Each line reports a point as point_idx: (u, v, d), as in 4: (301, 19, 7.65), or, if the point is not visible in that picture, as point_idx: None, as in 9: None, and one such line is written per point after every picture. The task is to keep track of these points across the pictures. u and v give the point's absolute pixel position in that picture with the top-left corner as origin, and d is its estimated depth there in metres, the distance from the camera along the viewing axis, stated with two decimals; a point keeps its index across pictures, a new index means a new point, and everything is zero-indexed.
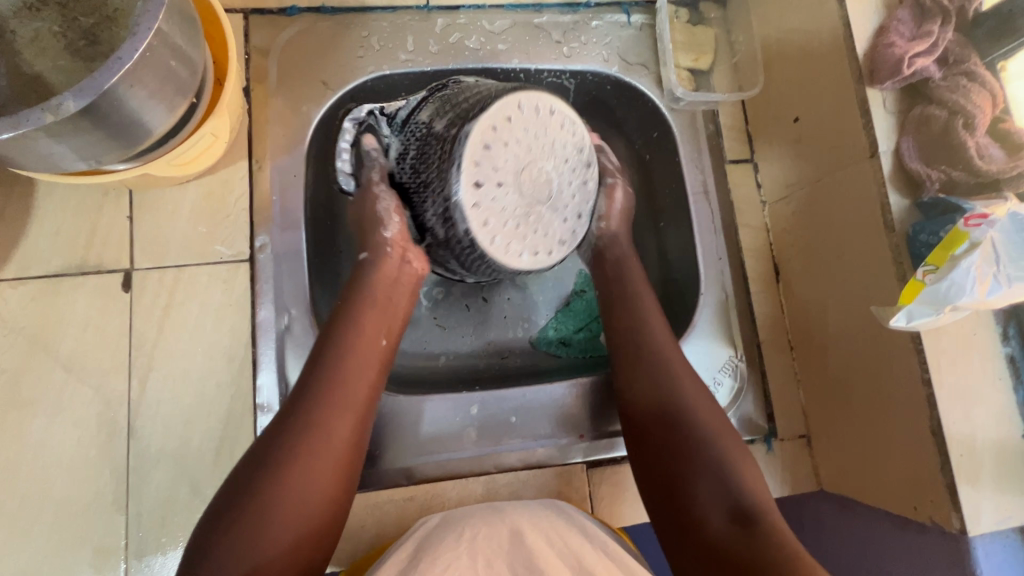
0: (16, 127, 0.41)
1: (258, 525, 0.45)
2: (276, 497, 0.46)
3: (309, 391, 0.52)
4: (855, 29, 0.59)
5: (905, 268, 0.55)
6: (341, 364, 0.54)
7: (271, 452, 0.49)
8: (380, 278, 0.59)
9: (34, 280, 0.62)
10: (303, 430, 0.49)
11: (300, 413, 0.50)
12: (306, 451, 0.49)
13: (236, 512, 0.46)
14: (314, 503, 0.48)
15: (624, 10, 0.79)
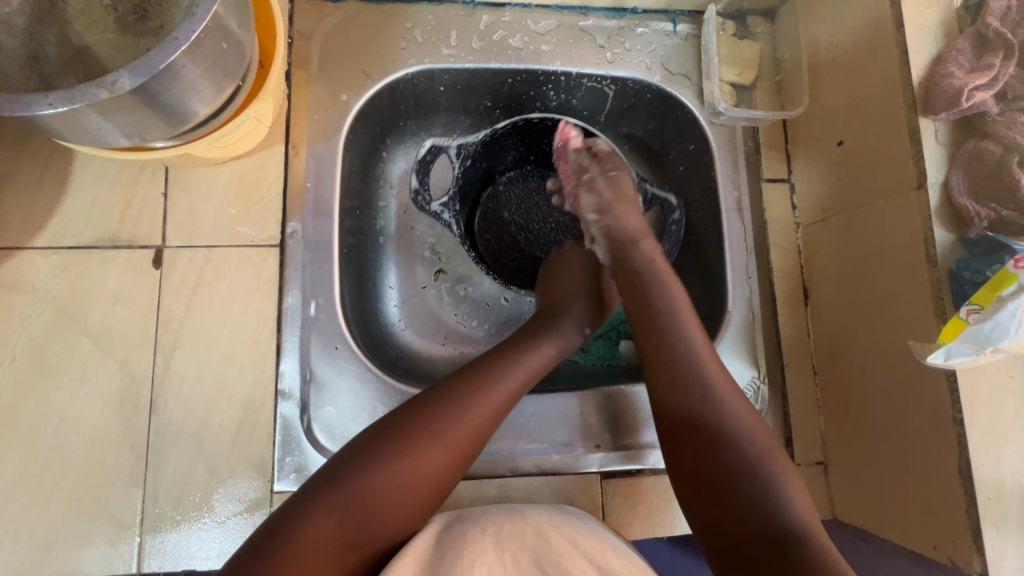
0: (69, 101, 0.41)
1: (379, 509, 0.49)
2: (398, 491, 0.49)
3: (456, 414, 0.54)
4: (912, 56, 0.58)
5: (945, 305, 0.54)
6: (494, 402, 0.56)
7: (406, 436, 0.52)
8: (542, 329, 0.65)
9: (66, 250, 0.62)
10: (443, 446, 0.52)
11: (445, 425, 0.53)
12: (437, 466, 0.52)
13: (361, 485, 0.49)
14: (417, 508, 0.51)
15: (671, 18, 0.78)
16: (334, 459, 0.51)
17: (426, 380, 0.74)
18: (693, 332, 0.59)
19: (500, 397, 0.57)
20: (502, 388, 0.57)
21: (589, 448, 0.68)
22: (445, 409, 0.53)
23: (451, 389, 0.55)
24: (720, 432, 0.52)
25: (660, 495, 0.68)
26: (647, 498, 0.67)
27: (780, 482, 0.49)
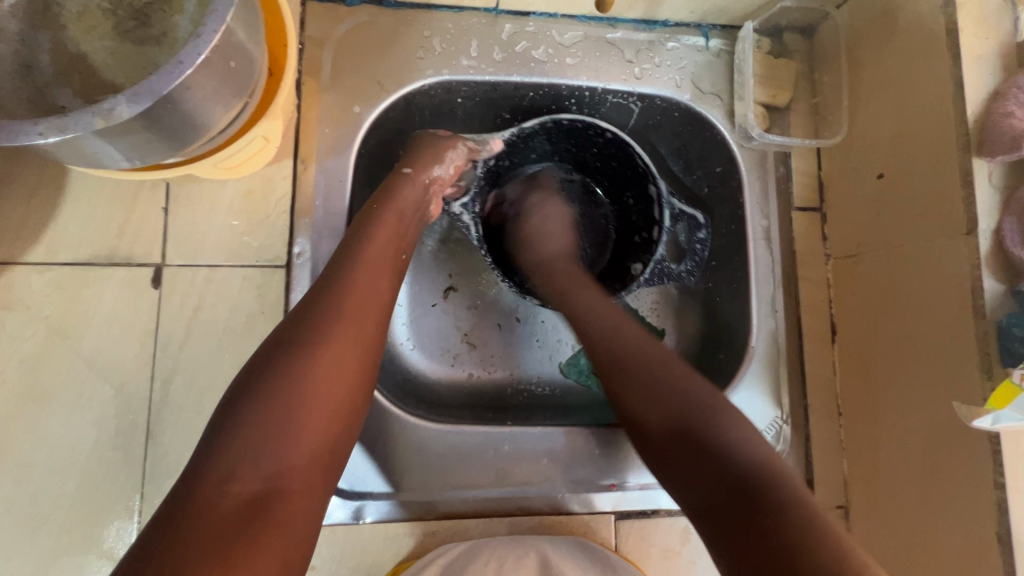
0: (62, 130, 0.37)
1: (292, 391, 0.40)
2: (311, 367, 0.41)
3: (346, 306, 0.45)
4: (967, 91, 0.54)
5: (992, 361, 0.51)
6: (368, 293, 0.47)
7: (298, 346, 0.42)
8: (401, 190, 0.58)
9: (60, 267, 0.59)
10: (338, 329, 0.43)
11: (326, 316, 0.44)
12: (339, 327, 0.43)
13: (257, 393, 0.39)
14: (343, 419, 0.42)
15: (703, 32, 0.74)
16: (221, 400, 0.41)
17: (434, 405, 0.71)
18: (611, 317, 0.56)
19: (371, 274, 0.49)
20: (365, 256, 0.49)
21: (603, 487, 0.65)
22: (320, 313, 0.44)
23: (318, 287, 0.46)
24: (662, 414, 0.47)
25: (675, 538, 0.65)
26: (661, 540, 0.65)
27: (736, 430, 0.44)
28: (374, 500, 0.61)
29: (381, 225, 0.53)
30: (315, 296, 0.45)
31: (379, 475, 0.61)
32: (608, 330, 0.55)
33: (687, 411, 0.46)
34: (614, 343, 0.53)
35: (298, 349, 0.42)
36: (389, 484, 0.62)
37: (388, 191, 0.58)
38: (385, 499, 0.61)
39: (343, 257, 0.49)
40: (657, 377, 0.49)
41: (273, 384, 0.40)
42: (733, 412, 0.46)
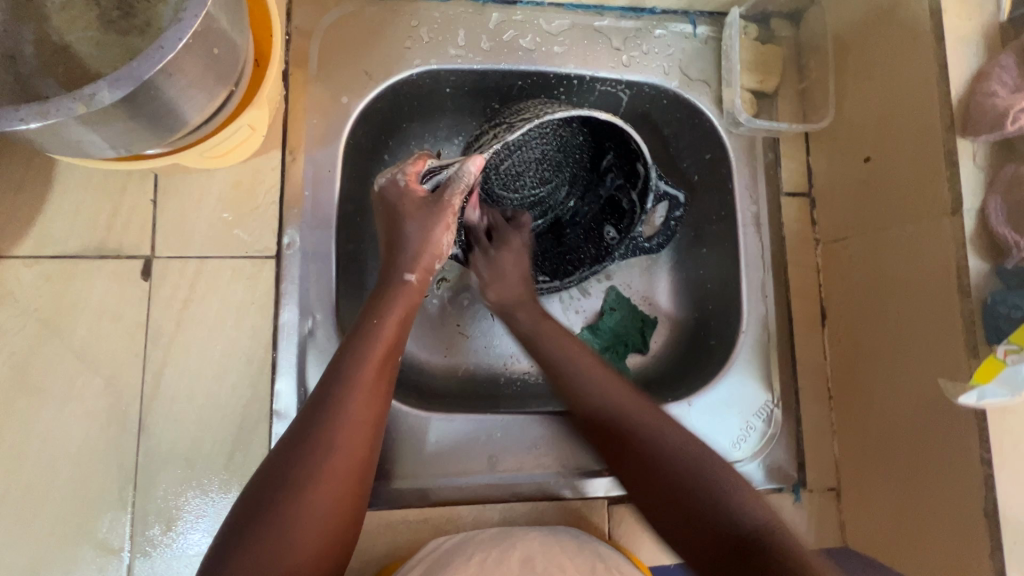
0: (44, 116, 0.38)
1: (286, 522, 0.43)
2: (303, 509, 0.44)
3: (334, 430, 0.47)
4: (951, 71, 0.55)
5: (977, 340, 0.52)
6: (360, 411, 0.49)
7: (286, 469, 0.45)
8: (403, 298, 0.56)
9: (49, 260, 0.59)
10: (335, 462, 0.46)
11: (321, 445, 0.46)
12: (335, 460, 0.46)
13: (257, 528, 0.43)
14: (336, 539, 0.46)
15: (691, 19, 0.74)
16: (228, 516, 0.45)
17: (426, 394, 0.71)
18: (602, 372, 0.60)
19: (370, 383, 0.50)
20: (361, 381, 0.49)
21: (596, 472, 0.65)
22: (315, 448, 0.46)
23: (314, 412, 0.48)
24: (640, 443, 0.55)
25: None
26: None
27: (723, 487, 0.50)
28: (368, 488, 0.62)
29: (380, 340, 0.53)
30: (315, 417, 0.47)
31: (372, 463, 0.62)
32: (610, 401, 0.58)
33: (670, 453, 0.53)
34: (618, 404, 0.57)
35: (285, 477, 0.45)
36: (382, 473, 0.62)
37: (387, 294, 0.56)
38: (379, 487, 0.62)
39: (343, 380, 0.49)
40: (618, 411, 0.57)
41: (271, 519, 0.43)
42: (723, 470, 0.52)
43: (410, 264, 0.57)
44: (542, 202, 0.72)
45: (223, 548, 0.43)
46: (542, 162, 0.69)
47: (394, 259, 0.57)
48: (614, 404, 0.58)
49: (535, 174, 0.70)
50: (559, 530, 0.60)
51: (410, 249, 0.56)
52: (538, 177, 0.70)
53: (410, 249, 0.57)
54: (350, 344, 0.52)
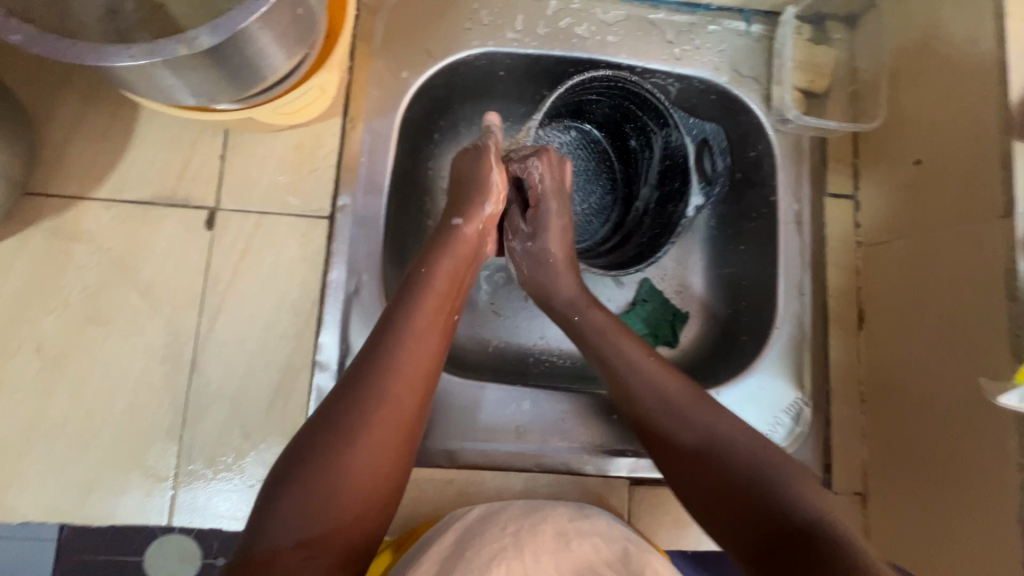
0: (148, 54, 0.41)
1: (334, 467, 0.45)
2: (352, 460, 0.46)
3: (385, 386, 0.49)
4: (1012, 75, 0.54)
5: (1021, 343, 0.51)
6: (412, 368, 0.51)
7: (337, 413, 0.47)
8: (456, 247, 0.60)
9: (124, 204, 0.64)
10: (381, 410, 0.48)
11: (373, 395, 0.48)
12: (387, 406, 0.49)
13: (308, 470, 0.45)
14: (382, 491, 0.48)
15: (745, 17, 0.75)
16: (279, 459, 0.47)
17: (457, 364, 0.73)
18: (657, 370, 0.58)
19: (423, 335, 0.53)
20: (414, 337, 0.52)
21: (620, 452, 0.66)
22: (365, 396, 0.48)
23: (369, 362, 0.50)
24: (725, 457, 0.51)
25: (686, 509, 0.66)
26: (674, 510, 0.66)
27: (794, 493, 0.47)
28: None
29: (432, 295, 0.56)
30: (366, 367, 0.50)
31: None
32: (667, 407, 0.55)
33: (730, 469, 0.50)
34: (720, 443, 0.52)
35: (337, 421, 0.47)
36: None
37: (441, 246, 0.60)
38: None
39: (396, 332, 0.52)
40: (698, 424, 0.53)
41: (321, 461, 0.45)
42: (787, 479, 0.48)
43: (462, 212, 0.62)
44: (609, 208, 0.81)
45: (274, 483, 0.46)
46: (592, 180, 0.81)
47: (449, 207, 0.64)
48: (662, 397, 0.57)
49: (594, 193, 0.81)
50: (572, 504, 0.60)
51: (463, 201, 0.63)
52: (583, 187, 0.81)
53: (468, 199, 0.63)
54: (407, 304, 0.54)
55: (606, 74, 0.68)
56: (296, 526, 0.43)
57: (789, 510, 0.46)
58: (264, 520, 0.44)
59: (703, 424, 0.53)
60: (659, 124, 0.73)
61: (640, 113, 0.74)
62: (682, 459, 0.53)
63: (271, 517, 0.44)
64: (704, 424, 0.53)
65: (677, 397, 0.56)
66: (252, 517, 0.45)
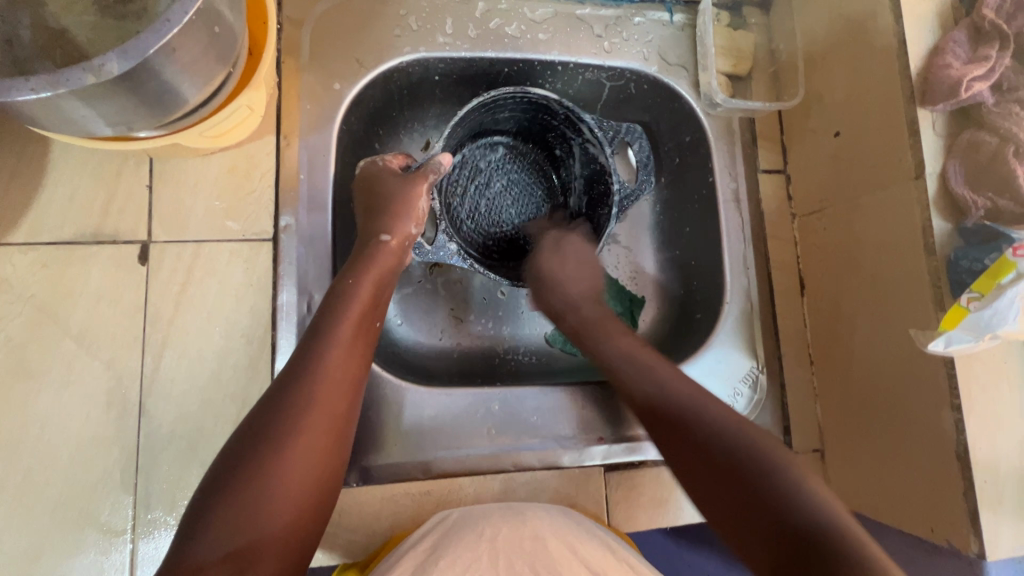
0: (53, 86, 0.38)
1: (260, 481, 0.45)
2: (278, 471, 0.45)
3: (308, 398, 0.49)
4: (910, 47, 0.59)
5: (943, 294, 0.55)
6: (337, 376, 0.51)
7: (264, 426, 0.47)
8: (382, 261, 0.60)
9: (44, 247, 0.59)
10: (309, 420, 0.48)
11: (298, 407, 0.48)
12: (314, 416, 0.48)
13: (233, 487, 0.44)
14: (311, 498, 0.47)
15: (667, 7, 0.77)
16: (204, 479, 0.46)
17: (423, 374, 0.73)
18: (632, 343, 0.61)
19: (347, 343, 0.53)
20: (337, 348, 0.52)
21: (593, 440, 0.67)
22: (290, 407, 0.48)
23: (292, 378, 0.50)
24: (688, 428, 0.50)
25: (662, 487, 0.67)
26: (650, 490, 0.67)
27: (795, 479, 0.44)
28: (364, 464, 0.63)
29: (356, 303, 0.56)
30: (291, 379, 0.50)
31: (371, 437, 0.63)
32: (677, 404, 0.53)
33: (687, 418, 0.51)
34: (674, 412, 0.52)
35: (263, 432, 0.46)
36: (383, 446, 0.63)
37: (364, 259, 0.60)
38: (381, 462, 0.63)
39: (320, 341, 0.52)
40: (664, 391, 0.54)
41: (247, 478, 0.44)
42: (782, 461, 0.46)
43: (388, 227, 0.62)
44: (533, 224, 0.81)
45: (199, 505, 0.44)
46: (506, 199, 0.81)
47: (372, 219, 0.62)
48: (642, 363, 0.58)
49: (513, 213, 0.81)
50: (549, 504, 0.61)
51: (387, 213, 0.62)
52: (512, 202, 0.81)
53: (388, 212, 0.62)
54: (332, 315, 0.54)
55: (507, 92, 0.70)
56: (219, 547, 0.42)
57: (799, 511, 0.42)
58: (184, 545, 0.42)
59: (693, 403, 0.52)
60: (581, 129, 0.72)
61: (554, 122, 0.75)
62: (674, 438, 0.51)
63: (193, 540, 0.42)
64: (693, 402, 0.52)
65: (656, 373, 0.56)
66: (177, 540, 0.43)
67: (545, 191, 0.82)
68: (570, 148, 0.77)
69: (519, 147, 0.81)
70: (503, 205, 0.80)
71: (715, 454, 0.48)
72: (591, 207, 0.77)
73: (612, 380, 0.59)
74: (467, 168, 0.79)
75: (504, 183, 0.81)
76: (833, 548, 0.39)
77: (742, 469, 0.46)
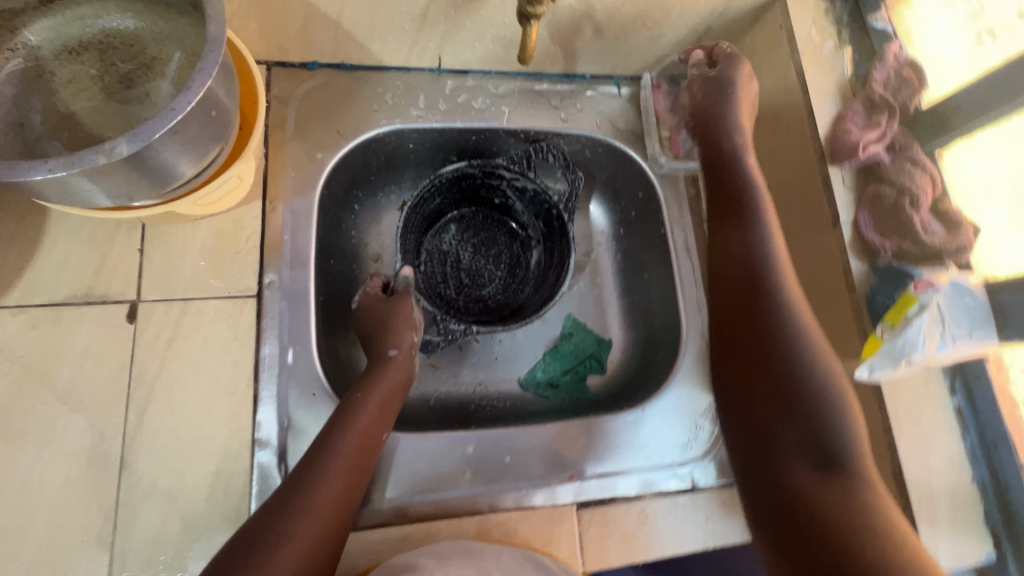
0: (68, 167, 0.43)
1: (263, 560, 0.47)
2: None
3: (305, 503, 0.51)
4: (818, 116, 0.69)
5: (865, 326, 0.62)
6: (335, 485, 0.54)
7: (261, 529, 0.49)
8: (390, 377, 0.66)
9: (36, 308, 0.62)
10: (313, 504, 0.52)
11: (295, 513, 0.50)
12: (309, 521, 0.51)
13: None
14: None
15: (615, 82, 0.87)
16: None
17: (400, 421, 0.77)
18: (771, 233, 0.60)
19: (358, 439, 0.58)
20: (342, 458, 0.56)
21: (564, 479, 0.70)
22: (288, 512, 0.50)
23: (294, 483, 0.53)
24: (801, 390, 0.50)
25: (634, 523, 0.69)
26: (621, 526, 0.69)
27: (840, 420, 0.48)
28: None
29: (366, 413, 0.61)
30: (304, 472, 0.54)
31: None
32: (754, 296, 0.56)
33: (807, 380, 0.50)
34: (784, 376, 0.51)
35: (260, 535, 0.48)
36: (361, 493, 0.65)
37: (376, 372, 0.66)
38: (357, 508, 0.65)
39: (333, 437, 0.57)
40: (790, 327, 0.53)
41: (252, 562, 0.46)
42: (835, 402, 0.49)
43: (395, 341, 0.69)
44: (518, 264, 0.88)
45: None
46: (482, 254, 0.88)
47: (381, 337, 0.69)
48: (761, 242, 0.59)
49: (495, 261, 0.88)
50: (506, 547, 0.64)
51: (393, 331, 0.69)
52: (487, 253, 0.88)
53: (393, 331, 0.69)
54: (341, 424, 0.59)
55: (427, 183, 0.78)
56: None
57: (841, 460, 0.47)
58: None
59: (810, 360, 0.51)
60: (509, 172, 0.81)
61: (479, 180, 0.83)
62: (755, 365, 0.53)
63: None
64: (806, 362, 0.51)
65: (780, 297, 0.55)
66: None
67: (512, 236, 0.89)
68: (504, 194, 0.85)
69: (468, 216, 0.88)
70: (482, 259, 0.88)
71: (781, 410, 0.50)
72: (547, 231, 0.85)
73: (734, 259, 0.59)
74: (439, 246, 0.86)
75: (476, 245, 0.88)
76: (851, 513, 0.43)
77: (813, 415, 0.49)
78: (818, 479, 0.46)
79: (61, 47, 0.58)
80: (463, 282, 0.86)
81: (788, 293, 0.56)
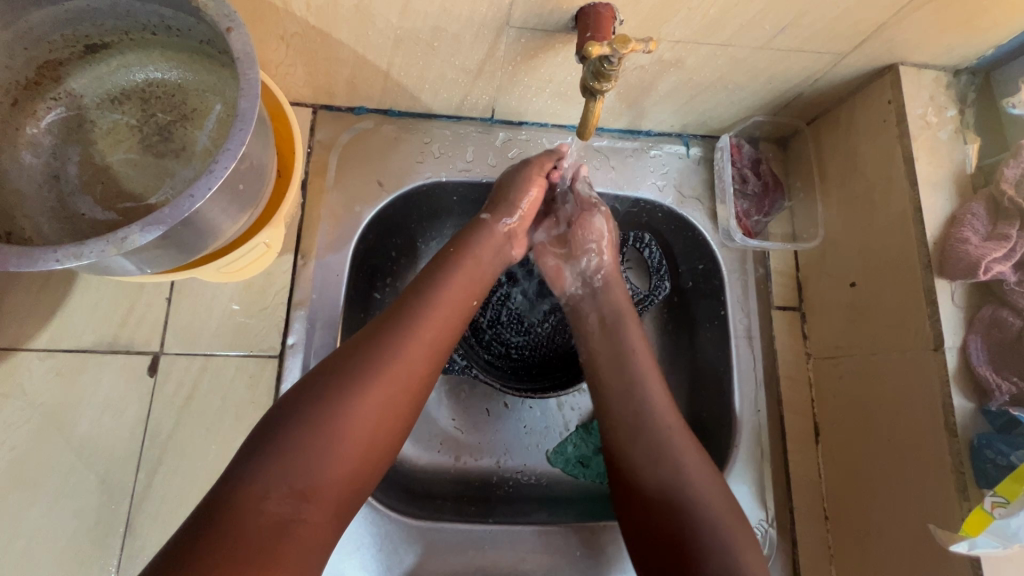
0: (76, 258, 0.40)
1: (312, 453, 0.47)
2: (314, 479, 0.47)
3: (348, 414, 0.49)
4: (926, 215, 0.58)
5: (966, 480, 0.53)
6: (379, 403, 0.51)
7: (303, 408, 0.49)
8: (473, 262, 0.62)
9: (62, 353, 0.61)
10: (355, 429, 0.49)
11: (337, 423, 0.48)
12: (350, 434, 0.49)
13: (263, 459, 0.46)
14: (335, 501, 0.48)
15: (684, 141, 0.78)
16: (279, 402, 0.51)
17: (418, 496, 0.72)
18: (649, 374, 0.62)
19: (417, 358, 0.54)
20: (393, 367, 0.52)
21: None
22: (329, 412, 0.49)
23: (335, 366, 0.51)
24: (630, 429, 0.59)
25: None
26: None
27: (698, 491, 0.55)
28: None
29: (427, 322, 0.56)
30: (361, 352, 0.52)
31: None
32: (634, 411, 0.60)
33: (661, 445, 0.57)
34: (646, 438, 0.58)
35: (297, 415, 0.48)
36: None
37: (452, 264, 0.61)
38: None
39: (398, 329, 0.54)
40: (636, 394, 0.61)
41: (289, 461, 0.46)
42: (699, 487, 0.55)
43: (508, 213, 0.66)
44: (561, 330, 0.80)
45: (259, 436, 0.48)
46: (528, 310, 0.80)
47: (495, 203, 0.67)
48: (620, 330, 0.65)
49: (544, 323, 0.80)
50: None
51: (509, 202, 0.66)
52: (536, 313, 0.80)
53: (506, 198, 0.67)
54: (398, 321, 0.55)
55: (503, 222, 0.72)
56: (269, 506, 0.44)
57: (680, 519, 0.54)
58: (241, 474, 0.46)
59: (670, 460, 0.56)
60: None
61: None
62: (631, 418, 0.59)
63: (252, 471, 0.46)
64: (665, 459, 0.57)
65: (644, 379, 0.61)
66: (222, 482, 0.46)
67: None
68: None
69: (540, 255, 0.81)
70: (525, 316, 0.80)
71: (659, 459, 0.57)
72: None
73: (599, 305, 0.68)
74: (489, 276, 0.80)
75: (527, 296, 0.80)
76: (706, 532, 0.52)
77: (668, 468, 0.56)
78: (670, 520, 0.54)
79: (104, 96, 0.56)
80: (499, 328, 0.79)
81: (641, 363, 0.63)
